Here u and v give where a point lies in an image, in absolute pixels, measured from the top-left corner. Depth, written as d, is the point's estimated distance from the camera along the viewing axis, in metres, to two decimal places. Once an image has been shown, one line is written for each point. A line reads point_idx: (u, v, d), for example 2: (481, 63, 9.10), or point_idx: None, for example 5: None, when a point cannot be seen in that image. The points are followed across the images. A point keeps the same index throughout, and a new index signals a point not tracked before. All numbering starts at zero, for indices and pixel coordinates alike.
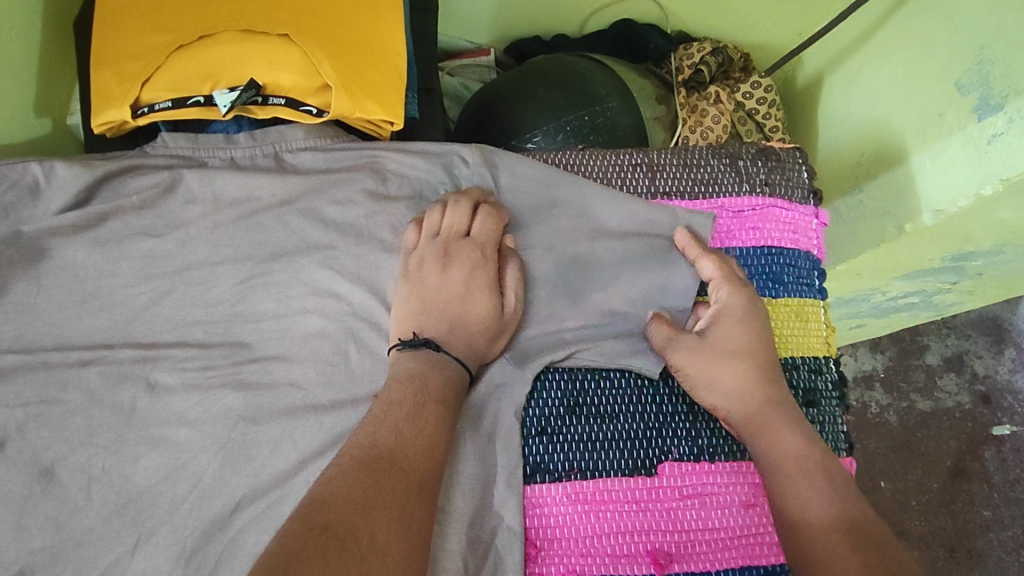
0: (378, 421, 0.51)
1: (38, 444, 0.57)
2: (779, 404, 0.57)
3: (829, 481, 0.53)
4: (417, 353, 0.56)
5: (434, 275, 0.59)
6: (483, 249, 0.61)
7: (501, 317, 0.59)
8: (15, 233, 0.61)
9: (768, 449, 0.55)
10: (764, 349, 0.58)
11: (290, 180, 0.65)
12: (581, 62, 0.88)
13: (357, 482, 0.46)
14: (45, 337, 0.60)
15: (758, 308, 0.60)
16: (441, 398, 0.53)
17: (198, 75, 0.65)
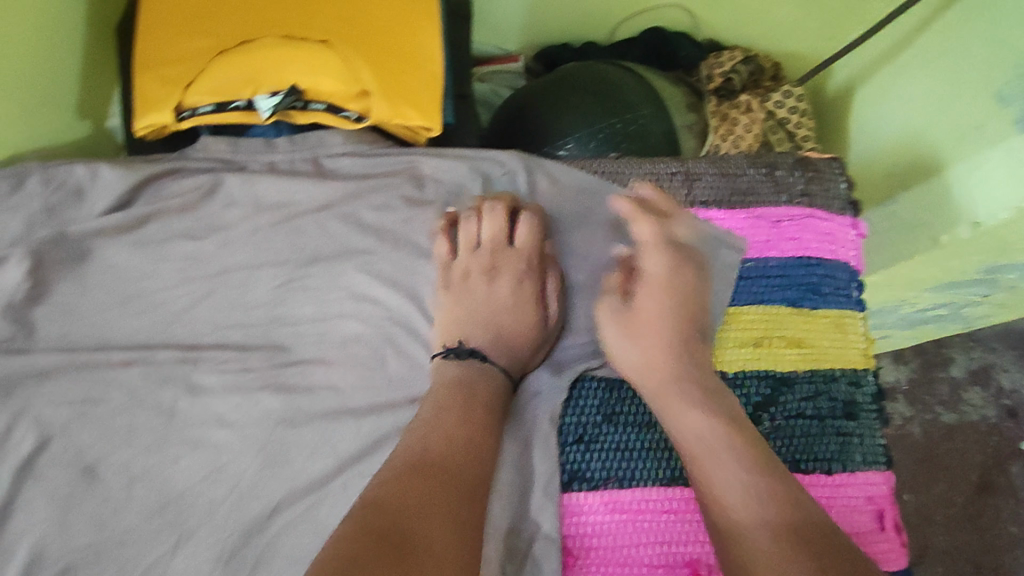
0: (428, 426, 0.52)
1: (81, 443, 0.57)
2: (688, 378, 0.54)
3: (738, 459, 0.48)
4: (465, 361, 0.58)
5: (480, 286, 0.63)
6: (528, 260, 0.64)
7: (546, 325, 0.63)
8: (61, 233, 0.62)
9: (680, 429, 0.52)
10: (684, 320, 0.58)
11: (329, 184, 0.65)
12: (613, 69, 0.88)
13: (410, 485, 0.46)
14: (89, 337, 0.61)
15: (678, 277, 0.60)
16: (489, 407, 0.55)
17: (240, 80, 0.65)
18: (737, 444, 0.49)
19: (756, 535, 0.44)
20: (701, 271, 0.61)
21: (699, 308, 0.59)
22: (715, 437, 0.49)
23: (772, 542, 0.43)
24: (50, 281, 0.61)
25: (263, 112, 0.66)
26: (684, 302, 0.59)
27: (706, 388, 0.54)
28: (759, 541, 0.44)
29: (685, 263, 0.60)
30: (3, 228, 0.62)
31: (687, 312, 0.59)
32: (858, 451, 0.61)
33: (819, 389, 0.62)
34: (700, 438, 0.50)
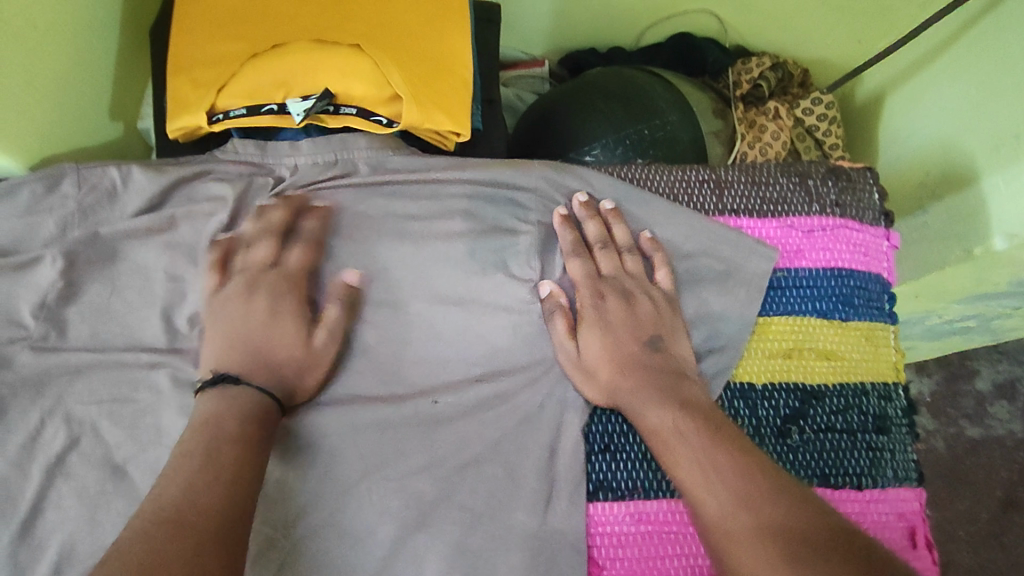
0: (174, 469, 0.47)
1: (110, 442, 0.58)
2: (653, 384, 0.56)
3: (701, 441, 0.50)
4: (214, 395, 0.53)
5: (237, 306, 0.58)
6: (290, 278, 0.60)
7: (315, 352, 0.58)
8: (93, 233, 0.63)
9: (646, 426, 0.55)
10: (625, 350, 0.58)
11: (360, 188, 0.66)
12: (641, 75, 0.88)
13: (143, 542, 0.41)
14: (118, 337, 0.61)
15: (608, 315, 0.60)
16: (244, 436, 0.51)
17: (272, 84, 0.66)
18: (690, 428, 0.52)
19: (713, 504, 0.47)
20: (633, 292, 0.60)
21: (645, 327, 0.59)
22: (678, 426, 0.52)
23: (726, 510, 0.46)
24: (79, 282, 0.62)
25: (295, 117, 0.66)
26: (622, 336, 0.59)
27: (667, 383, 0.56)
28: (716, 511, 0.47)
29: (612, 292, 0.61)
30: (38, 228, 0.63)
31: (634, 331, 0.59)
32: (890, 467, 0.60)
33: (850, 403, 0.61)
34: (664, 432, 0.53)
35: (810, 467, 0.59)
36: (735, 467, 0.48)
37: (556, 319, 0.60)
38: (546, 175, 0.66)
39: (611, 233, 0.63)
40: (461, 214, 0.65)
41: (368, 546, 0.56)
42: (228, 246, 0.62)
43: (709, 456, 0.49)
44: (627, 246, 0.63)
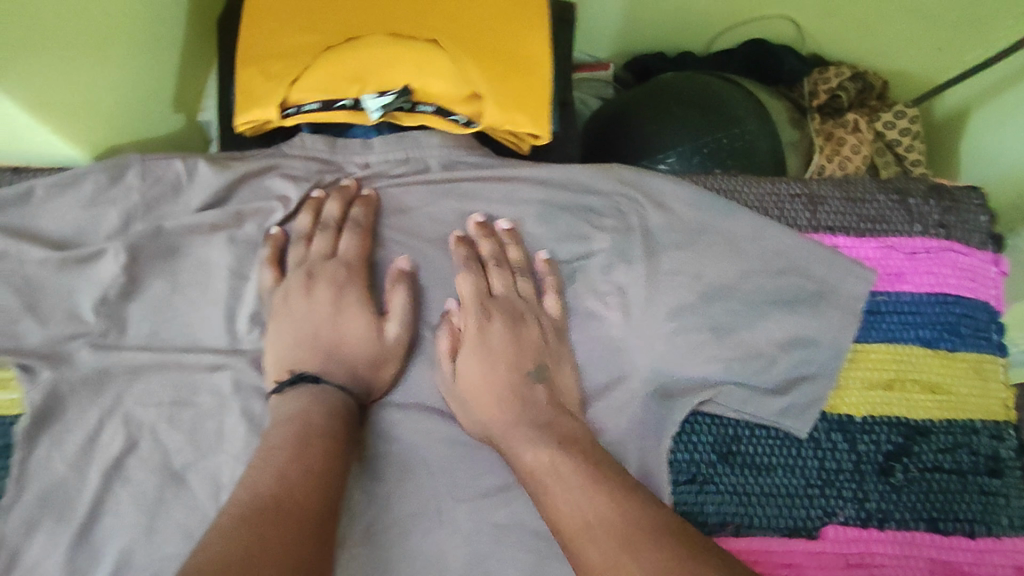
0: (267, 459, 0.49)
1: (169, 447, 0.55)
2: (530, 421, 0.53)
3: (578, 477, 0.47)
4: (302, 393, 0.53)
5: (299, 301, 0.58)
6: (353, 269, 0.60)
7: (384, 344, 0.57)
8: (156, 228, 0.60)
9: (521, 465, 0.51)
10: (505, 384, 0.55)
11: (434, 186, 0.62)
12: (716, 82, 0.84)
13: (248, 525, 0.42)
14: (178, 337, 0.59)
15: (490, 338, 0.57)
16: (334, 434, 0.51)
17: (346, 77, 0.63)
18: (568, 463, 0.49)
19: (593, 551, 0.43)
20: (517, 315, 0.58)
21: (527, 358, 0.56)
22: (554, 461, 0.49)
23: (606, 556, 0.42)
24: (141, 277, 0.59)
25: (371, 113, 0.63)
26: (500, 365, 0.56)
27: (545, 419, 0.53)
28: (596, 562, 0.42)
29: (500, 313, 0.58)
30: (100, 220, 0.61)
31: (516, 362, 0.56)
32: (1005, 514, 0.56)
33: (958, 441, 0.56)
34: (538, 468, 0.49)
35: (916, 509, 0.55)
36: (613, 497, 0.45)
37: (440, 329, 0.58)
38: (625, 184, 0.62)
39: (507, 253, 0.60)
40: (535, 221, 0.61)
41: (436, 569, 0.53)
42: (281, 241, 0.61)
43: (589, 498, 0.46)
44: (521, 265, 0.60)
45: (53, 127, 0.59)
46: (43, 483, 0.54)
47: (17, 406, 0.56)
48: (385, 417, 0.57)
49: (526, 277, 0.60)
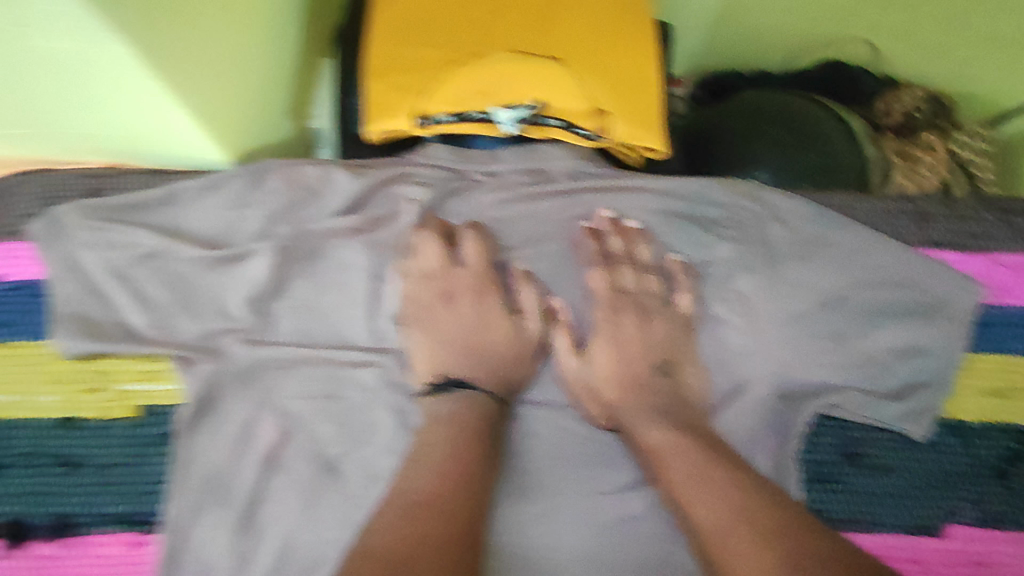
0: (425, 453, 0.54)
1: (321, 439, 0.60)
2: (659, 408, 0.58)
3: (697, 462, 0.53)
4: (457, 396, 0.58)
5: (444, 313, 0.63)
6: (481, 277, 0.64)
7: (523, 348, 0.62)
8: (300, 231, 0.63)
9: (643, 442, 0.57)
10: (636, 376, 0.60)
11: (566, 197, 0.65)
12: (799, 101, 0.88)
13: (413, 514, 0.48)
14: (323, 335, 0.62)
15: (624, 330, 0.62)
16: (482, 436, 0.56)
17: (475, 92, 0.65)
18: (686, 448, 0.54)
19: (705, 516, 0.50)
20: (647, 311, 0.63)
21: (657, 349, 0.61)
22: (675, 445, 0.55)
23: (719, 521, 0.49)
24: (288, 276, 0.63)
25: (501, 125, 0.66)
26: (634, 356, 0.61)
27: (673, 407, 0.58)
28: (707, 522, 0.50)
29: (629, 307, 0.63)
30: (244, 223, 0.64)
31: (645, 355, 0.61)
32: None
33: None
34: (660, 450, 0.55)
35: None
36: (726, 479, 0.52)
37: (556, 334, 0.62)
38: (746, 197, 0.65)
39: (635, 252, 0.64)
40: (659, 231, 0.64)
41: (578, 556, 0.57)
42: None
43: (705, 482, 0.52)
44: (653, 265, 0.64)
45: (202, 129, 0.60)
46: (205, 466, 0.58)
47: (176, 395, 0.60)
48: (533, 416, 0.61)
49: (657, 275, 0.64)
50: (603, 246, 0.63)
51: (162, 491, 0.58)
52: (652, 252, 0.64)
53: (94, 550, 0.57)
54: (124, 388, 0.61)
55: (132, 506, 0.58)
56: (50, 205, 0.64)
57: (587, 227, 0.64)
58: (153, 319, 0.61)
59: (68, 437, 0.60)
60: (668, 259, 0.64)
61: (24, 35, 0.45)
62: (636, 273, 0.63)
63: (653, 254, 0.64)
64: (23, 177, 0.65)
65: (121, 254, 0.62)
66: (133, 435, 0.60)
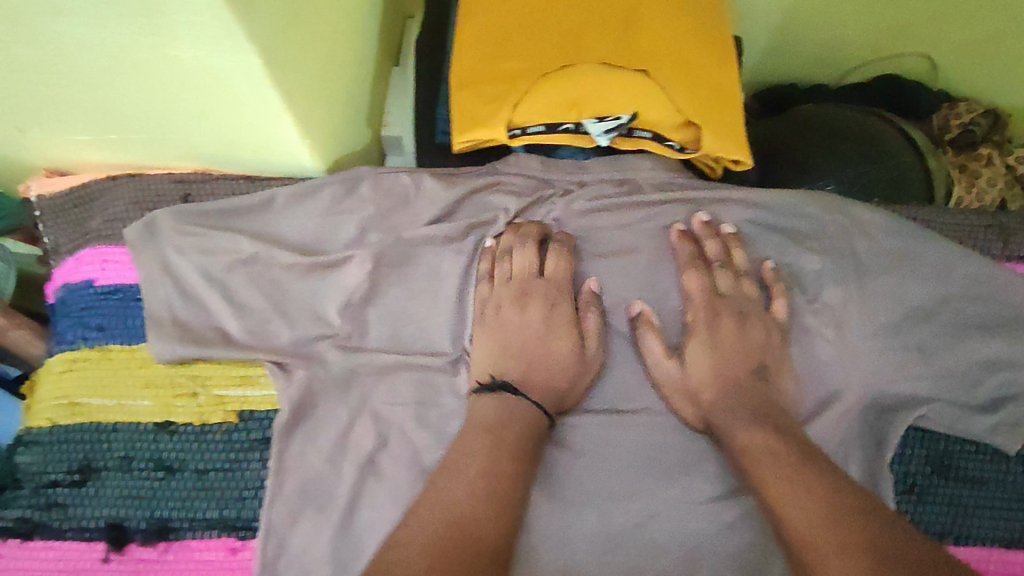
0: (468, 460, 0.54)
1: (419, 445, 0.60)
2: (752, 410, 0.58)
3: (793, 466, 0.53)
4: (506, 400, 0.59)
5: (511, 311, 0.63)
6: (571, 285, 0.64)
7: (585, 363, 0.61)
8: (393, 237, 0.64)
9: (735, 444, 0.57)
10: (728, 382, 0.60)
11: (653, 206, 0.66)
12: (864, 114, 0.89)
13: (446, 528, 0.48)
14: (417, 340, 0.63)
15: (721, 333, 0.61)
16: (518, 452, 0.55)
17: (566, 103, 0.66)
18: (780, 450, 0.54)
19: (801, 518, 0.50)
20: (745, 316, 0.61)
21: (753, 355, 0.60)
22: (772, 450, 0.55)
23: (816, 524, 0.48)
24: (381, 283, 0.63)
25: (596, 138, 0.68)
26: (730, 360, 0.61)
27: (766, 411, 0.58)
28: (801, 522, 0.49)
29: (727, 312, 0.62)
30: (338, 230, 0.65)
31: (744, 360, 0.60)
32: None
33: None
34: (756, 452, 0.55)
35: None
36: (824, 483, 0.51)
37: (648, 336, 0.61)
38: (836, 210, 0.65)
39: (732, 256, 0.63)
40: (746, 242, 0.66)
41: (675, 563, 0.57)
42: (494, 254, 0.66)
43: (800, 487, 0.51)
44: (745, 270, 0.63)
45: (307, 143, 0.62)
46: (303, 475, 0.59)
47: (273, 401, 0.61)
48: (630, 427, 0.61)
49: (752, 281, 0.63)
50: (700, 250, 0.63)
51: (259, 497, 0.59)
52: (745, 257, 0.64)
53: (191, 556, 0.57)
54: (219, 393, 0.61)
55: (228, 511, 0.58)
56: (141, 209, 0.67)
57: (680, 230, 0.64)
58: (249, 325, 0.62)
59: (162, 443, 0.60)
60: (766, 267, 0.64)
61: (163, 43, 0.48)
62: (733, 278, 0.63)
63: (747, 259, 0.64)
64: (114, 181, 0.69)
65: (218, 261, 0.63)
66: (229, 441, 0.60)
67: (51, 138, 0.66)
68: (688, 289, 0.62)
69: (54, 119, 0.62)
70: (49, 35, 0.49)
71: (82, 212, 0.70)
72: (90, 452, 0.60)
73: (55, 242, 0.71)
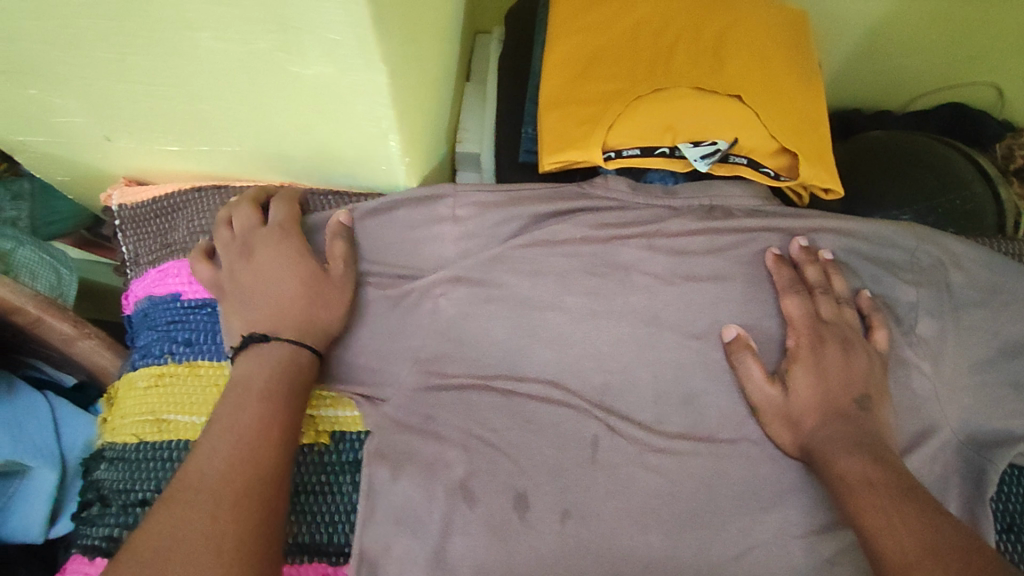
0: (221, 422, 0.50)
1: (512, 470, 0.58)
2: (858, 442, 0.53)
3: (892, 496, 0.49)
4: (261, 354, 0.53)
5: (246, 267, 0.58)
6: (659, 308, 0.62)
7: (335, 288, 0.58)
8: (480, 258, 0.63)
9: (834, 474, 0.53)
10: (833, 412, 0.56)
11: (745, 231, 0.65)
12: (933, 141, 0.87)
13: (236, 501, 0.45)
14: (501, 362, 0.61)
15: (826, 359, 0.58)
16: (269, 396, 0.51)
17: (661, 127, 0.66)
18: (882, 480, 0.50)
19: (894, 550, 0.45)
20: (848, 343, 0.58)
21: (856, 382, 0.57)
22: (876, 480, 0.50)
23: (909, 558, 0.44)
24: (469, 303, 0.62)
25: (692, 162, 0.68)
26: (834, 387, 0.57)
27: (869, 440, 0.53)
28: (897, 557, 0.45)
29: (832, 340, 0.58)
30: (422, 247, 0.63)
31: (848, 389, 0.56)
32: None
33: None
34: (857, 481, 0.51)
35: None
36: (923, 521, 0.46)
37: (746, 360, 0.58)
38: (929, 241, 0.65)
39: (830, 281, 0.61)
40: (844, 269, 0.64)
41: None
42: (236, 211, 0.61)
43: (898, 519, 0.47)
44: (845, 296, 0.61)
45: (406, 162, 0.61)
46: (392, 500, 0.57)
47: (361, 423, 0.61)
48: (720, 458, 0.58)
49: (851, 306, 0.61)
50: (799, 274, 0.61)
51: (349, 521, 0.58)
52: (845, 283, 0.62)
53: None
54: (309, 414, 0.60)
55: (319, 536, 0.58)
56: None
57: (776, 254, 0.63)
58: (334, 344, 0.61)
59: None
60: (862, 296, 0.62)
61: (288, 60, 0.48)
62: (834, 304, 0.60)
63: (846, 285, 0.62)
64: (199, 192, 0.69)
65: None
66: (318, 463, 0.60)
67: (140, 146, 0.66)
68: (789, 314, 0.60)
69: (148, 128, 0.62)
70: (168, 47, 0.49)
71: (163, 223, 0.70)
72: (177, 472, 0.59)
73: (134, 253, 0.71)
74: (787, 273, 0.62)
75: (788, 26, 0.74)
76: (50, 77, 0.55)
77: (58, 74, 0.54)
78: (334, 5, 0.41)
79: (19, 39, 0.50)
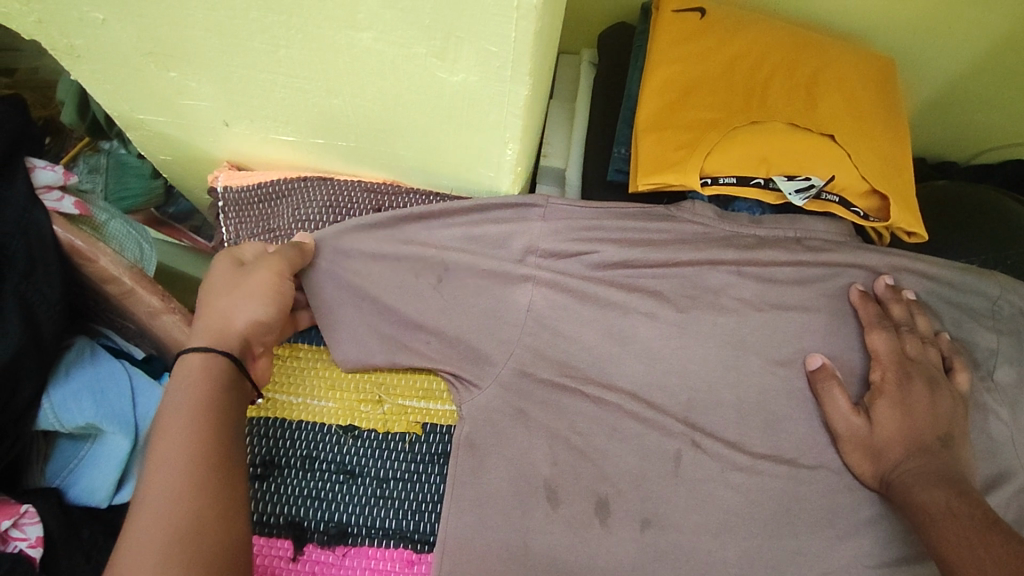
0: (152, 473, 0.48)
1: (597, 475, 0.60)
2: (935, 473, 0.54)
3: (964, 524, 0.49)
4: (175, 379, 0.53)
5: None
6: (745, 333, 0.64)
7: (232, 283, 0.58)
8: (577, 266, 0.65)
9: (915, 506, 0.53)
10: (919, 445, 0.56)
11: (830, 267, 0.67)
12: (1004, 194, 0.88)
13: (174, 524, 0.45)
14: (590, 368, 0.63)
15: (914, 395, 0.59)
16: (202, 376, 0.54)
17: (755, 159, 0.69)
18: (965, 509, 0.50)
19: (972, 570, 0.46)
20: (933, 382, 0.60)
21: (940, 421, 0.58)
22: (954, 510, 0.50)
23: None
24: (561, 310, 0.63)
25: (785, 195, 0.71)
26: (920, 420, 0.58)
27: (951, 473, 0.54)
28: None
29: (919, 376, 0.60)
30: (514, 249, 0.65)
31: (934, 426, 0.58)
32: None
33: None
34: (935, 510, 0.52)
35: None
36: (1004, 544, 0.46)
37: (832, 389, 0.60)
38: (1007, 291, 0.68)
39: (915, 319, 0.64)
40: (927, 309, 0.66)
41: None
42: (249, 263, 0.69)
43: (981, 542, 0.47)
44: (928, 337, 0.64)
45: (515, 170, 0.64)
46: (478, 493, 0.59)
47: (452, 416, 0.64)
48: (797, 483, 0.60)
49: (934, 347, 0.63)
50: (884, 310, 0.64)
51: (436, 510, 0.60)
52: (928, 323, 0.65)
53: (368, 562, 0.59)
54: (402, 403, 0.65)
55: (405, 523, 0.60)
56: (333, 213, 0.71)
57: (860, 290, 0.65)
58: (433, 340, 0.63)
59: (346, 446, 0.63)
60: (943, 338, 0.64)
61: (438, 66, 0.51)
62: (920, 343, 0.62)
63: (929, 326, 0.65)
64: (303, 182, 0.72)
65: (430, 269, 0.64)
66: (409, 451, 0.63)
67: (256, 134, 0.68)
68: (874, 349, 0.62)
69: (270, 116, 0.65)
70: (325, 43, 0.52)
71: (265, 209, 0.73)
72: (272, 448, 0.62)
73: (235, 235, 0.74)
74: (873, 309, 0.64)
75: (876, 68, 0.76)
76: (197, 63, 0.58)
77: (204, 59, 0.57)
78: (506, 20, 0.45)
79: (184, 25, 0.53)
